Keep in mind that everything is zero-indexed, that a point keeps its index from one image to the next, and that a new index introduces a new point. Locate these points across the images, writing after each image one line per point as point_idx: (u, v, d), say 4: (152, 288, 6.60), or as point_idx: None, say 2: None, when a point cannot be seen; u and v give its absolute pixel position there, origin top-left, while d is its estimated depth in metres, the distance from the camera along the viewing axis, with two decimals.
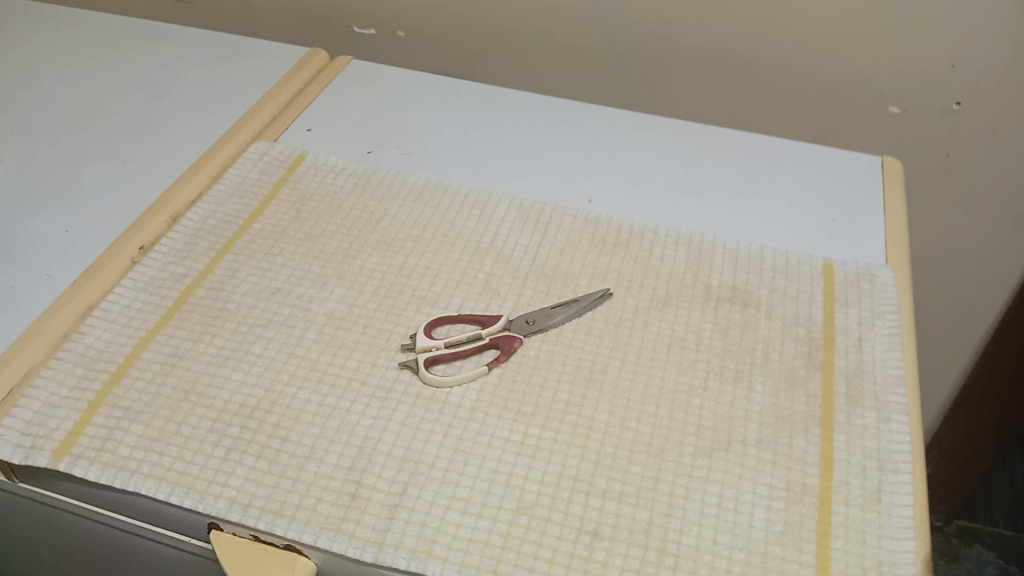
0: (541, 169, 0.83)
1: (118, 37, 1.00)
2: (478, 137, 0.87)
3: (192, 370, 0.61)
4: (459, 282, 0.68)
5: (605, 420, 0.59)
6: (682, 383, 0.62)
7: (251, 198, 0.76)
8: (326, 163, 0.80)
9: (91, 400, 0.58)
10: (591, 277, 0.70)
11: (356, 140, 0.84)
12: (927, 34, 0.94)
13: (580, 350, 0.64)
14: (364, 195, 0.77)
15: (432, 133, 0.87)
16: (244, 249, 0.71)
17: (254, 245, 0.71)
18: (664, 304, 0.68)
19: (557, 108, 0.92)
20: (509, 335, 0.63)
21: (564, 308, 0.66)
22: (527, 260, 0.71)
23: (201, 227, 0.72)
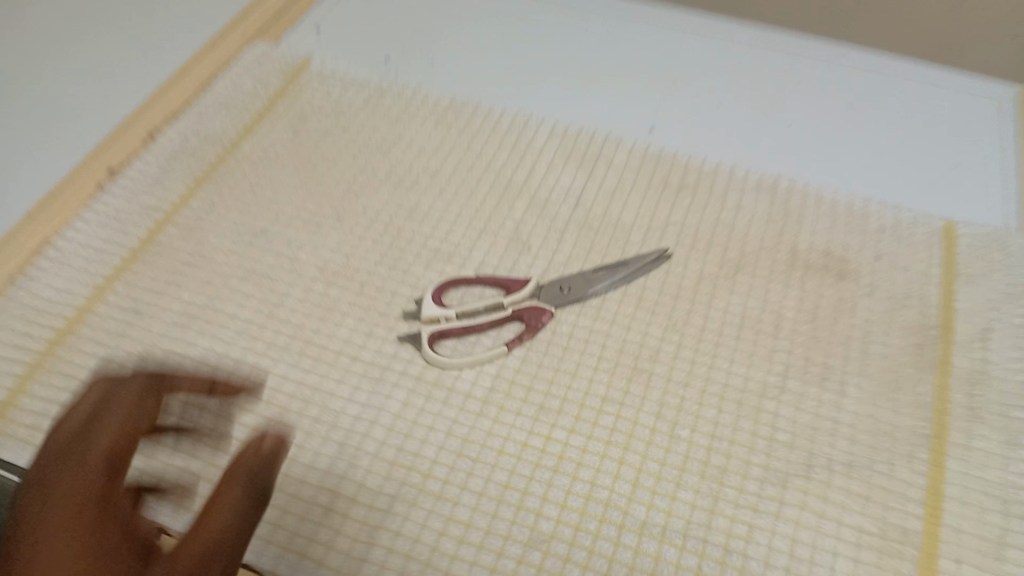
0: (593, 90, 0.68)
1: None
2: (521, 45, 0.72)
3: (151, 331, 0.50)
4: (482, 232, 0.56)
5: (651, 426, 0.47)
6: (751, 380, 0.49)
7: (242, 112, 0.63)
8: (334, 74, 0.67)
9: (29, 364, 0.48)
10: (647, 232, 0.56)
11: (373, 46, 0.71)
12: None
13: (625, 329, 0.51)
14: (380, 115, 0.64)
15: (465, 37, 0.72)
16: (229, 177, 0.59)
17: (239, 173, 0.59)
18: (736, 271, 0.54)
19: (618, 11, 0.76)
20: (536, 306, 0.51)
21: (609, 273, 0.53)
22: (569, 206, 0.58)
23: (180, 146, 0.61)
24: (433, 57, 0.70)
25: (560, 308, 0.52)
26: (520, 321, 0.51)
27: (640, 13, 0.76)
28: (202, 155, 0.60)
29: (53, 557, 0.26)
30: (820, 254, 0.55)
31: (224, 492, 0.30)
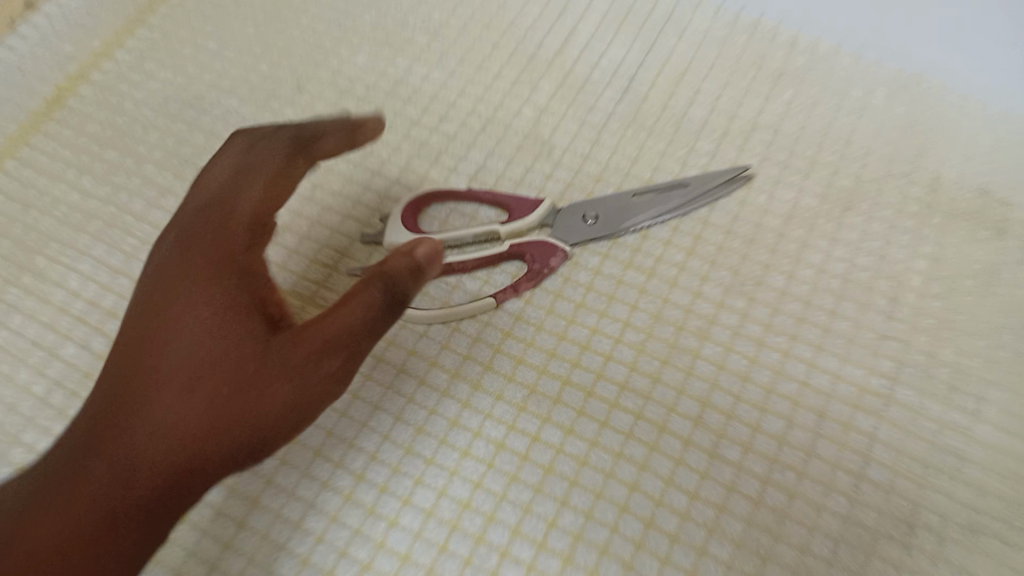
0: None
1: None
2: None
3: (39, 229, 0.39)
4: (489, 122, 0.41)
5: (686, 437, 0.33)
6: (840, 380, 0.34)
7: None
8: None
9: None
10: (721, 138, 0.40)
11: None
12: None
13: (668, 284, 0.36)
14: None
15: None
16: (169, 21, 0.44)
17: (179, 13, 0.45)
18: (844, 207, 0.38)
19: None
20: (545, 242, 0.36)
21: (657, 200, 0.37)
22: (615, 89, 0.41)
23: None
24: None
25: (581, 246, 0.37)
26: (521, 261, 0.36)
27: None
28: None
29: (192, 306, 0.27)
30: (975, 187, 0.38)
31: (356, 292, 0.28)
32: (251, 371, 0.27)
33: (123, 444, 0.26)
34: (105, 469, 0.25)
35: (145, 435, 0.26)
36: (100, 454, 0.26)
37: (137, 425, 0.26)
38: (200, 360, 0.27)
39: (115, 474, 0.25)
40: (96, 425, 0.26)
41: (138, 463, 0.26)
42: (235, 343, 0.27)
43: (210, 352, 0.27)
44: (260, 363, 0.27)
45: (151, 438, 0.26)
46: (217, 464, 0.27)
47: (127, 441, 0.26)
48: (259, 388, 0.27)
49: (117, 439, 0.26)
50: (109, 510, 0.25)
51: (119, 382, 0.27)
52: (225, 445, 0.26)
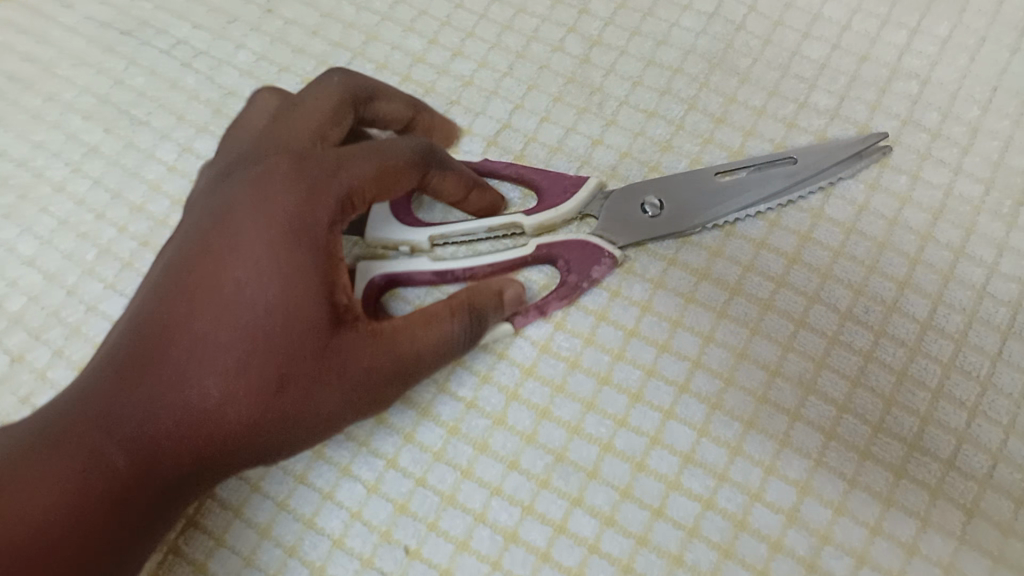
0: None
1: None
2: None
3: None
4: (522, 62, 0.30)
5: (772, 541, 0.23)
6: (1006, 464, 0.23)
7: None
8: None
9: None
10: (843, 91, 0.28)
11: None
12: None
13: (759, 307, 0.25)
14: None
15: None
16: None
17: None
18: (1018, 199, 0.26)
19: None
20: (587, 243, 0.26)
21: (751, 182, 0.26)
22: (696, 13, 0.30)
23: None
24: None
25: (638, 245, 0.26)
26: (552, 266, 0.26)
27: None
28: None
29: (262, 255, 0.21)
30: None
31: (440, 318, 0.23)
32: (313, 359, 0.21)
33: (146, 414, 0.21)
34: (124, 437, 0.20)
35: (177, 407, 0.21)
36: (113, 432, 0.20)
37: (169, 393, 0.21)
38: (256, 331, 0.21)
39: (133, 451, 0.20)
40: (120, 379, 0.21)
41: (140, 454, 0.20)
42: (305, 324, 0.21)
43: (270, 334, 0.21)
44: (327, 353, 0.21)
45: (183, 416, 0.21)
46: (248, 461, 0.22)
47: (155, 409, 0.21)
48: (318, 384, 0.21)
49: (141, 406, 0.21)
50: (120, 492, 0.20)
51: (154, 328, 0.21)
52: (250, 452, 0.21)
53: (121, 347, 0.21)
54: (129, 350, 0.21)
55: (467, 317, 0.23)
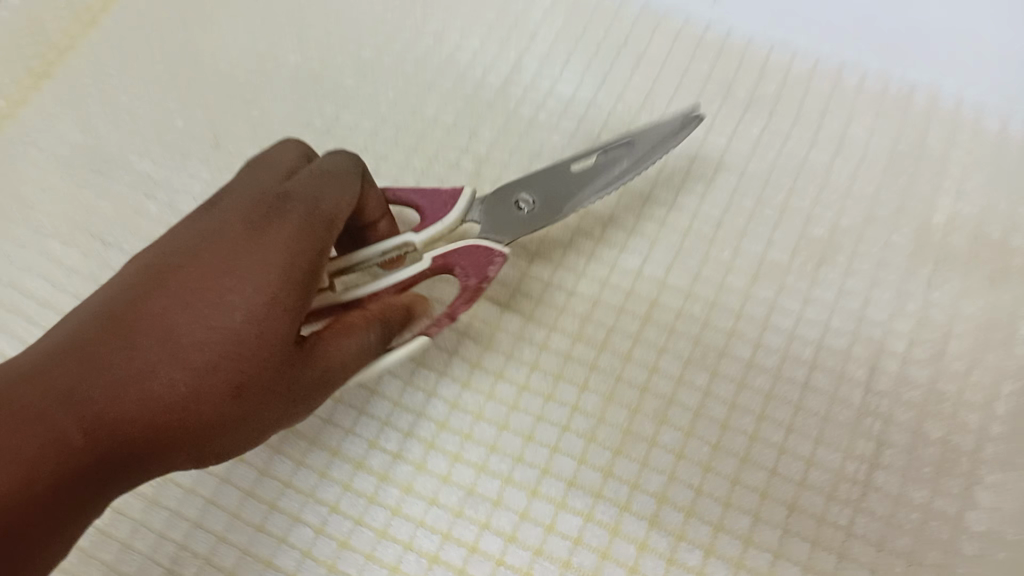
0: None
1: None
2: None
3: None
4: (426, 178, 0.37)
5: (640, 542, 0.29)
6: (816, 467, 0.30)
7: None
8: None
9: None
10: (681, 184, 0.36)
11: None
12: None
13: (621, 358, 0.32)
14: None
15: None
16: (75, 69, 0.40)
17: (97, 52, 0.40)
18: (817, 260, 0.34)
19: None
20: (476, 247, 0.30)
21: (597, 168, 0.32)
22: (564, 132, 0.38)
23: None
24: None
25: (518, 311, 0.33)
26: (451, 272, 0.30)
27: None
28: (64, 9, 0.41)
29: (242, 273, 0.25)
30: (964, 234, 0.34)
31: (359, 329, 0.27)
32: (267, 369, 0.25)
33: (109, 397, 0.23)
34: (88, 415, 0.23)
35: (139, 390, 0.24)
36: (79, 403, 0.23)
37: (134, 381, 0.24)
38: (224, 336, 0.25)
39: (95, 425, 0.23)
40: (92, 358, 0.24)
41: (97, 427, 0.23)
42: (269, 333, 0.25)
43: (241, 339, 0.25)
44: (278, 366, 0.25)
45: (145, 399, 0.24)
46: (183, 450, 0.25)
47: (121, 391, 0.24)
48: (261, 394, 0.25)
49: (114, 385, 0.24)
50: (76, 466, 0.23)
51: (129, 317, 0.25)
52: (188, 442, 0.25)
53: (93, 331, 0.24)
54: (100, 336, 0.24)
55: (380, 328, 0.28)
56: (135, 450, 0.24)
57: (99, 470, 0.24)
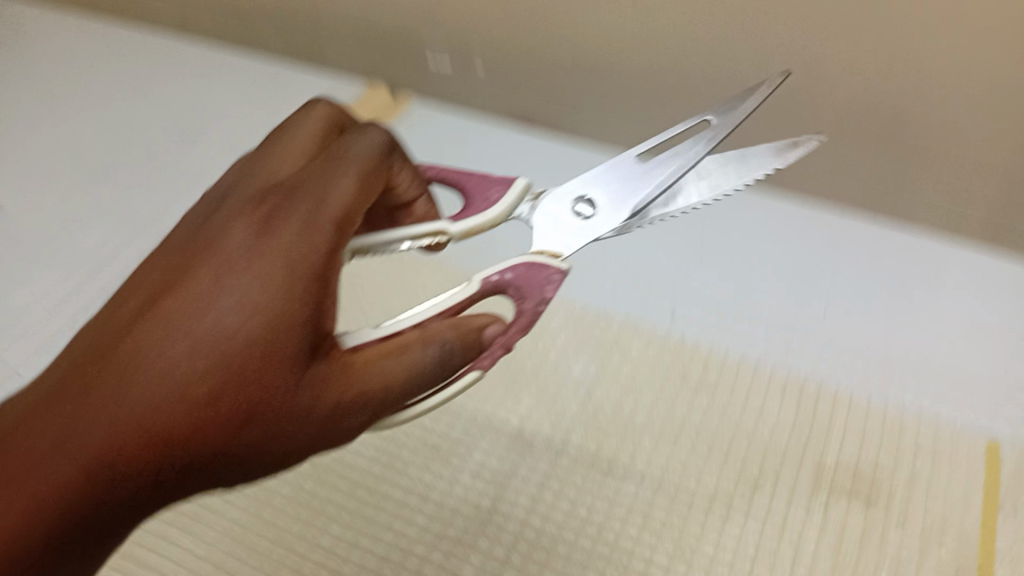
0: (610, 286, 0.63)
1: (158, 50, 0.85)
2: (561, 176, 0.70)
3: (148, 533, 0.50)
4: (485, 430, 0.53)
5: None
6: None
7: None
8: None
9: None
10: (659, 435, 0.52)
11: None
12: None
13: (624, 555, 0.47)
14: None
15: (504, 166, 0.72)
16: None
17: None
18: (751, 486, 0.49)
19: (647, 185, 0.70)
20: (526, 266, 0.35)
21: (679, 159, 0.39)
22: (578, 399, 0.55)
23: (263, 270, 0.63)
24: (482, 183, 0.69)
25: (554, 524, 0.49)
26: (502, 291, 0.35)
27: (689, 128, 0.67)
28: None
29: (249, 282, 0.28)
30: (848, 469, 0.50)
31: (414, 346, 0.30)
32: (279, 367, 0.27)
33: (112, 423, 0.26)
34: (87, 446, 0.26)
35: (143, 406, 0.27)
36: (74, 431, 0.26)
37: (138, 401, 0.27)
38: (224, 351, 0.27)
39: (100, 449, 0.26)
40: (92, 387, 0.27)
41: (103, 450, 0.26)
42: (277, 344, 0.27)
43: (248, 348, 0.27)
44: (290, 376, 0.28)
45: (149, 422, 0.26)
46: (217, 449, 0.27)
47: (127, 414, 0.26)
48: (266, 415, 0.28)
49: (114, 412, 0.26)
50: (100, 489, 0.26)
51: (132, 346, 0.27)
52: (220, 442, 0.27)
53: (98, 359, 0.27)
54: (103, 366, 0.27)
55: (436, 347, 0.30)
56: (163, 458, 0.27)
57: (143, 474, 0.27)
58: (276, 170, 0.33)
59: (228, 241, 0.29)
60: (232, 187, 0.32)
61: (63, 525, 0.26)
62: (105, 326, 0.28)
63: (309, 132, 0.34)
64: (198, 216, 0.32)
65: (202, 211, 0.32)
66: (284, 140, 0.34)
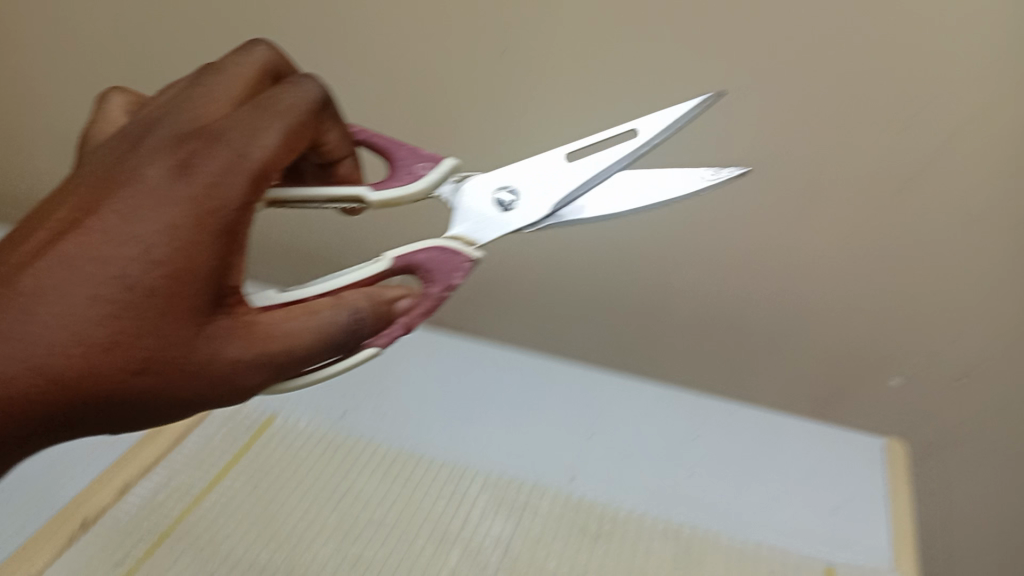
0: (508, 442, 0.64)
1: None
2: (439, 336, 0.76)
3: None
4: None
5: None
6: None
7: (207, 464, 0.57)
8: (298, 427, 0.62)
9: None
10: None
11: (333, 400, 0.66)
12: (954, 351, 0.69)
13: None
14: (330, 464, 0.59)
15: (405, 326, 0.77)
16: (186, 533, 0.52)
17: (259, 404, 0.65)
18: None
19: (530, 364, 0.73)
20: (440, 252, 0.35)
21: (605, 159, 0.37)
22: (503, 553, 0.53)
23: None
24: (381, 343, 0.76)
25: None
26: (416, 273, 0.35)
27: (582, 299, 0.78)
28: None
29: (157, 227, 0.30)
30: None
31: (321, 309, 0.32)
32: (183, 314, 0.30)
33: (9, 354, 0.28)
34: None
35: (41, 340, 0.28)
36: None
37: (35, 334, 0.28)
38: (124, 292, 0.29)
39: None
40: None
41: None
42: (183, 293, 0.30)
43: (150, 291, 0.29)
44: (192, 326, 0.30)
45: (45, 355, 0.28)
46: (115, 393, 0.29)
47: (23, 347, 0.28)
48: (161, 366, 0.30)
49: (11, 342, 0.28)
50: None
51: (32, 276, 0.29)
52: (116, 384, 0.29)
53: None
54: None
55: (346, 313, 0.32)
56: (60, 395, 0.29)
57: (37, 412, 0.29)
58: (201, 106, 0.32)
59: (143, 184, 0.30)
60: (155, 118, 0.32)
61: None
62: (11, 251, 0.29)
63: (244, 68, 0.34)
64: (115, 146, 0.32)
65: (121, 141, 0.32)
66: (217, 74, 0.34)
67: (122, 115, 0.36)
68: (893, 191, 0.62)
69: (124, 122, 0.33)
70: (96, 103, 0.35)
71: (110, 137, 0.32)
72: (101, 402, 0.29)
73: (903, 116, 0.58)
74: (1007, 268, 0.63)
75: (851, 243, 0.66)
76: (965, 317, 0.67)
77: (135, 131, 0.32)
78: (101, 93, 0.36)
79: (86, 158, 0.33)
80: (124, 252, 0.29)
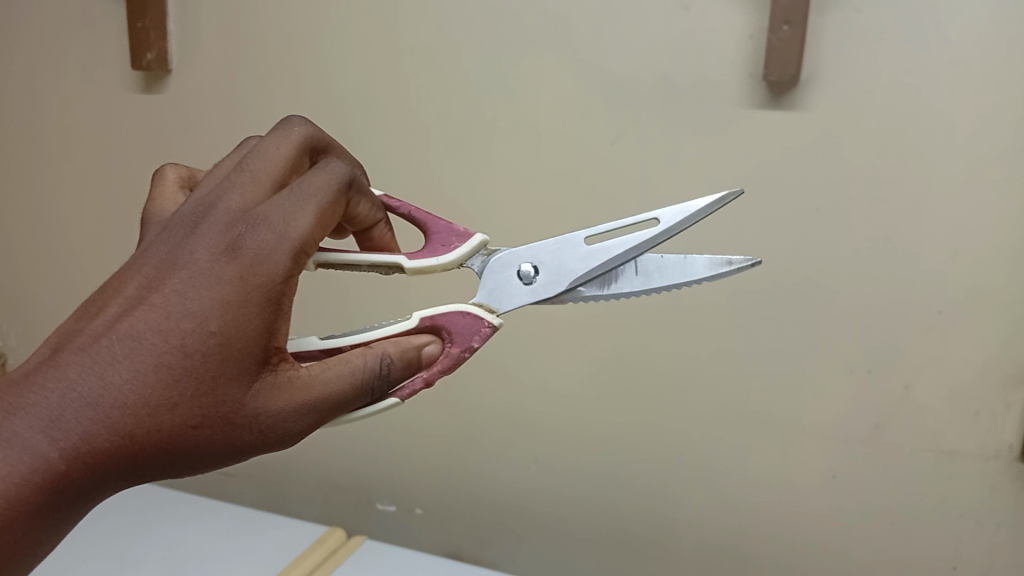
0: None
1: (173, 508, 0.87)
2: (447, 563, 0.79)
3: None
4: None
5: None
6: None
7: None
8: None
9: None
10: None
11: None
12: (941, 548, 0.71)
13: None
14: None
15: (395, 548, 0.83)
16: None
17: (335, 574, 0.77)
18: None
19: None
20: (462, 317, 0.41)
21: (619, 243, 0.41)
22: None
23: (290, 547, 0.81)
24: (364, 558, 0.79)
25: None
26: (442, 332, 0.41)
27: (585, 534, 0.82)
28: (302, 550, 0.80)
29: (211, 300, 0.33)
30: None
31: (355, 361, 0.36)
32: (235, 376, 0.33)
33: (88, 420, 0.31)
34: (65, 441, 0.31)
35: (112, 405, 0.31)
36: (53, 423, 0.31)
37: (107, 399, 0.31)
38: (184, 359, 0.32)
39: (76, 442, 0.31)
40: (67, 382, 0.31)
41: (79, 442, 0.31)
42: (233, 358, 0.33)
43: (205, 357, 0.32)
44: (242, 384, 0.33)
45: (118, 419, 0.31)
46: (177, 450, 0.32)
47: (98, 411, 0.31)
48: (215, 423, 0.33)
49: (88, 407, 0.31)
50: (78, 471, 0.31)
51: (102, 346, 0.32)
52: (178, 441, 0.32)
53: (74, 353, 0.32)
54: (74, 363, 0.31)
55: (378, 371, 0.37)
56: (132, 453, 0.32)
57: (110, 468, 0.32)
58: (244, 191, 0.36)
59: (196, 264, 0.34)
60: (205, 204, 0.36)
61: (56, 501, 0.31)
62: (84, 325, 0.33)
63: (282, 153, 0.38)
64: (171, 229, 0.35)
65: (175, 224, 0.36)
66: (258, 161, 0.38)
67: (177, 189, 0.40)
68: (871, 428, 0.69)
69: (177, 208, 0.37)
70: (154, 185, 0.40)
71: (167, 222, 0.36)
72: (164, 458, 0.32)
73: (879, 314, 0.66)
74: (988, 471, 0.67)
75: (840, 478, 0.71)
76: (961, 555, 0.70)
77: (188, 215, 0.36)
78: (157, 168, 0.42)
79: (144, 239, 0.36)
80: (182, 326, 0.32)
